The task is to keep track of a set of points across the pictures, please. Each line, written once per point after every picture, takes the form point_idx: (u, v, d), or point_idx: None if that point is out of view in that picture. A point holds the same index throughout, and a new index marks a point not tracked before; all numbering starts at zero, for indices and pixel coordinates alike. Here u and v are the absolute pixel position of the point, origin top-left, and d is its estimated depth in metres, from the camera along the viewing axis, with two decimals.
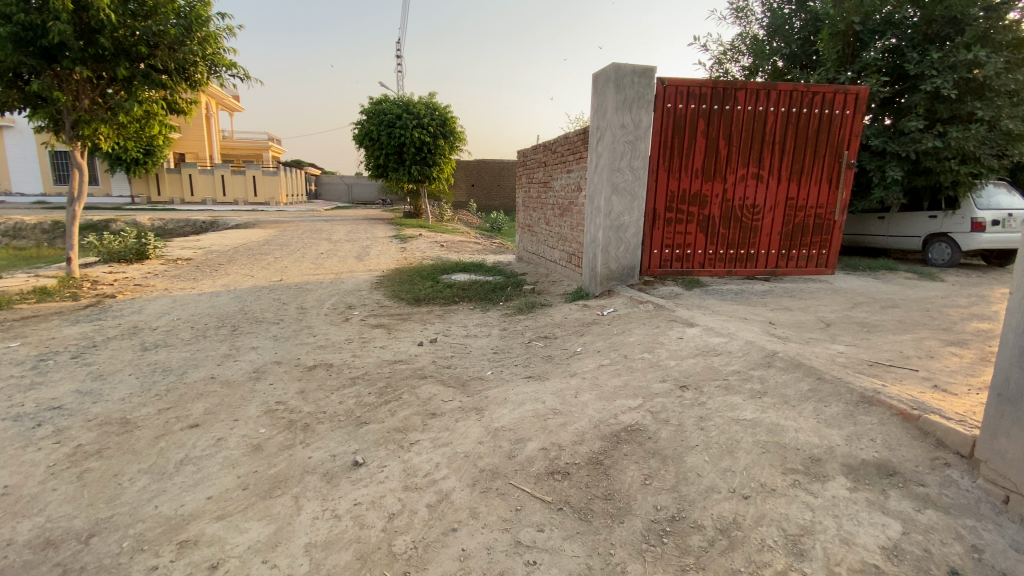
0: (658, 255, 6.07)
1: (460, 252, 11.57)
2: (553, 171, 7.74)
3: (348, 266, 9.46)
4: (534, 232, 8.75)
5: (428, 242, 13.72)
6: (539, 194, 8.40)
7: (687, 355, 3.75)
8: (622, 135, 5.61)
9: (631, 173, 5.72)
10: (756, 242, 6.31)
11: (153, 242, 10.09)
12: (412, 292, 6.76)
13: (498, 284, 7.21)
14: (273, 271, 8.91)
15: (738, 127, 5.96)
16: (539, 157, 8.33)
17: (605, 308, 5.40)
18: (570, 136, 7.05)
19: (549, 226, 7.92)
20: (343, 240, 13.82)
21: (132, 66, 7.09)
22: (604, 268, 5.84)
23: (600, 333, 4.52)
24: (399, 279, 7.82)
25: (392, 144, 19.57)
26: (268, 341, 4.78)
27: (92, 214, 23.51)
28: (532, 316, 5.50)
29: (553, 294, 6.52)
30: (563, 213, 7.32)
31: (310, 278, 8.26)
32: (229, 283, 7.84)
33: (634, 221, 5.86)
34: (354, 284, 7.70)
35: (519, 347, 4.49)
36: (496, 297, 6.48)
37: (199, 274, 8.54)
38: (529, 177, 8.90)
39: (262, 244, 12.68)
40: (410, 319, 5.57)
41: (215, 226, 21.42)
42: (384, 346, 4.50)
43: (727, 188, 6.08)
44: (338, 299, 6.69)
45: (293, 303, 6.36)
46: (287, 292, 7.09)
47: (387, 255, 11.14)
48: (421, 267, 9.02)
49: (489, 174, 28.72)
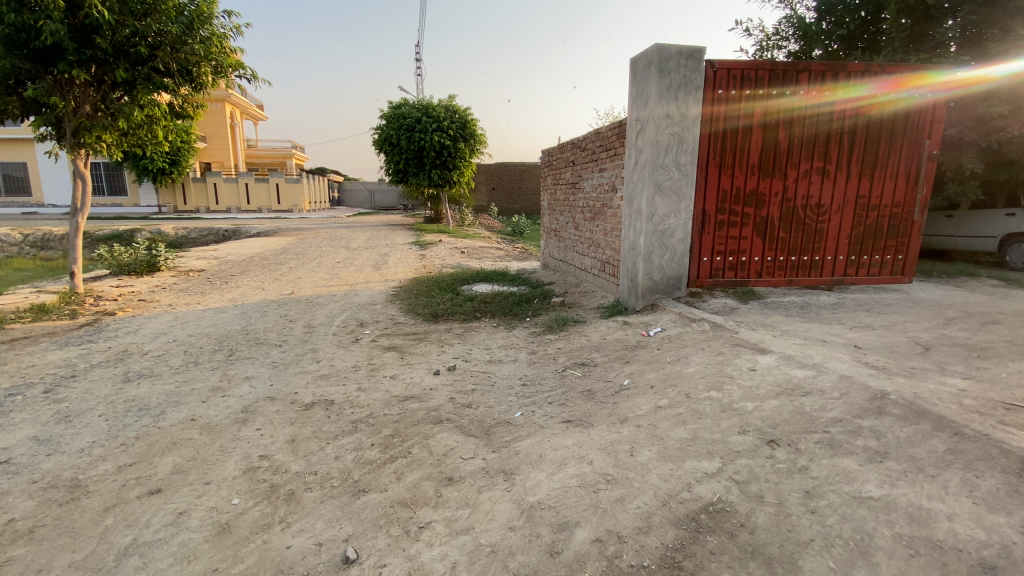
0: (708, 263, 5.32)
1: (482, 260, 10.92)
2: (582, 170, 7.04)
3: (364, 276, 8.90)
4: (561, 237, 8.05)
5: (449, 248, 13.13)
6: (567, 197, 7.71)
7: (766, 395, 3.00)
8: (666, 127, 4.88)
9: (677, 169, 4.97)
10: (821, 247, 5.50)
11: (165, 252, 9.71)
12: (430, 306, 6.13)
13: (524, 296, 6.52)
14: (285, 282, 8.40)
15: (800, 115, 5.17)
16: (567, 155, 7.63)
17: (650, 327, 4.66)
18: (602, 131, 6.34)
19: (579, 230, 7.22)
20: (361, 248, 13.34)
21: (132, 69, 6.67)
22: (646, 279, 5.11)
23: (650, 361, 3.78)
24: (416, 291, 7.20)
25: (412, 148, 19.09)
26: (265, 368, 4.19)
27: (119, 223, 23.72)
28: (564, 335, 4.80)
29: (587, 308, 5.80)
30: (594, 217, 6.61)
31: (322, 290, 7.71)
32: (237, 296, 7.35)
33: (681, 225, 5.11)
34: (369, 297, 7.12)
35: (553, 377, 3.79)
36: (521, 312, 5.79)
37: (210, 287, 8.11)
38: (555, 178, 8.21)
39: (279, 253, 12.26)
40: (426, 339, 4.93)
41: (237, 234, 21.29)
42: (395, 376, 3.86)
43: (787, 186, 5.29)
44: (349, 314, 6.11)
45: (300, 320, 5.79)
46: (296, 306, 6.54)
47: (406, 263, 10.56)
48: (440, 277, 8.38)
49: (511, 177, 28.12)
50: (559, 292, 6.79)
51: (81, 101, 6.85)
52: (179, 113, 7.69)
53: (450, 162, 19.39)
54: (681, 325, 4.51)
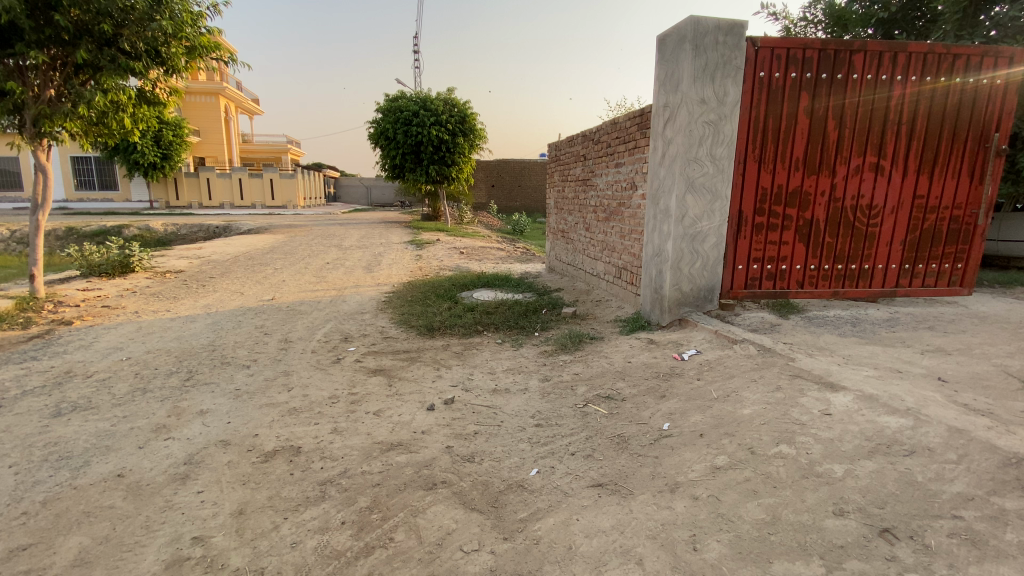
0: (744, 271, 4.65)
1: (482, 261, 10.22)
2: (595, 165, 6.33)
3: (354, 280, 8.18)
4: (570, 238, 7.36)
5: (446, 248, 12.41)
6: (576, 194, 7.02)
7: (854, 457, 2.34)
8: (700, 114, 4.19)
9: (712, 164, 4.28)
10: (870, 254, 4.83)
11: (140, 251, 8.95)
12: (425, 317, 5.42)
13: (530, 305, 5.82)
14: (266, 285, 7.67)
15: (852, 104, 4.50)
16: (577, 149, 6.92)
17: (682, 348, 3.98)
18: (619, 121, 5.64)
19: (590, 232, 6.53)
20: (354, 247, 12.60)
21: (96, 50, 5.93)
22: (674, 290, 4.43)
23: (692, 397, 3.10)
24: (409, 298, 6.50)
25: (409, 143, 18.34)
26: (225, 398, 3.50)
27: (107, 219, 22.92)
28: (581, 356, 4.11)
29: (602, 321, 5.11)
30: (609, 217, 5.91)
31: (308, 295, 7.00)
32: (212, 302, 6.62)
33: (715, 228, 4.42)
34: (357, 304, 6.41)
35: (572, 415, 3.11)
36: (528, 324, 5.09)
37: (185, 291, 7.37)
38: (563, 174, 7.53)
39: (266, 253, 11.52)
40: (420, 359, 4.22)
41: (228, 231, 20.50)
42: (380, 412, 3.17)
43: (836, 184, 4.62)
44: (334, 326, 5.39)
45: (276, 334, 5.07)
46: (275, 316, 5.82)
47: (401, 265, 9.83)
48: (437, 281, 7.65)
49: (511, 174, 27.40)
50: (568, 301, 6.09)
51: (42, 87, 6.08)
52: (151, 100, 6.93)
53: (449, 158, 18.65)
54: (719, 348, 3.83)
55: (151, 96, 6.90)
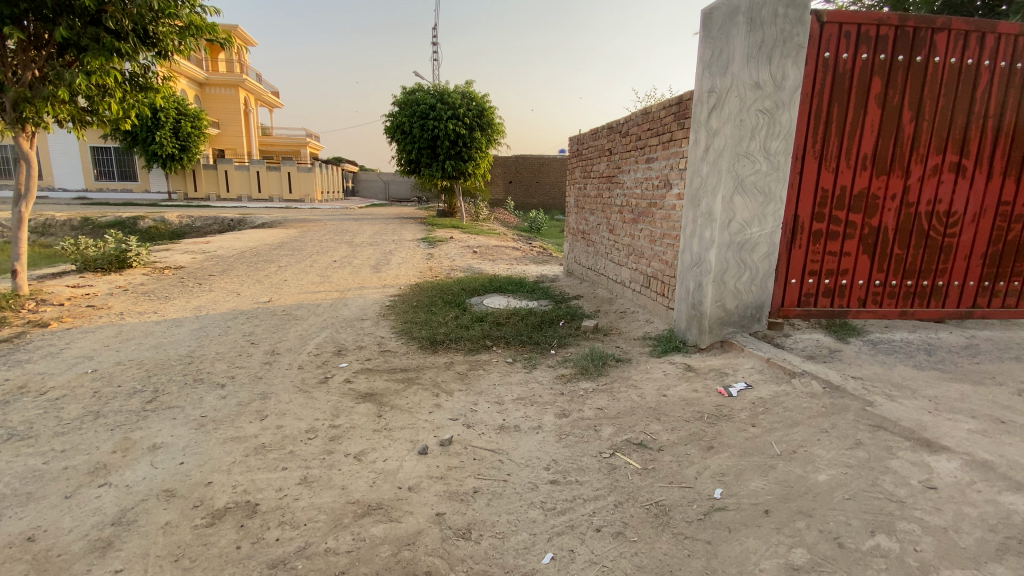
0: (796, 286, 4.01)
1: (496, 262, 9.65)
2: (622, 160, 5.70)
3: (359, 280, 7.66)
4: (591, 240, 6.75)
5: (459, 247, 11.86)
6: (599, 193, 6.41)
7: (986, 562, 1.71)
8: (753, 101, 3.55)
9: (766, 160, 3.64)
10: (948, 269, 4.10)
11: (138, 246, 8.56)
12: (428, 327, 4.86)
13: (546, 315, 5.22)
14: (265, 285, 7.20)
15: (934, 92, 3.77)
16: (602, 143, 6.28)
17: (726, 379, 3.35)
18: (651, 111, 4.99)
19: (614, 234, 5.92)
20: (365, 244, 12.14)
21: (77, 27, 5.49)
22: (716, 308, 3.81)
23: (746, 452, 2.48)
24: (414, 304, 5.95)
25: (425, 137, 17.84)
26: (186, 428, 2.98)
27: (124, 210, 22.88)
28: (604, 383, 3.51)
29: (628, 338, 4.50)
30: (638, 219, 5.28)
31: (306, 297, 6.51)
32: (204, 304, 6.15)
33: (767, 236, 3.76)
34: (357, 309, 5.89)
35: (595, 468, 2.52)
36: (544, 338, 4.49)
37: (179, 289, 6.92)
38: (586, 170, 6.91)
39: (272, 249, 11.11)
40: (418, 381, 3.67)
41: (242, 224, 20.25)
42: (362, 455, 2.62)
43: (910, 186, 3.91)
44: (328, 335, 4.87)
45: (263, 343, 4.56)
46: (266, 322, 5.32)
47: (410, 264, 9.30)
48: (446, 284, 7.08)
49: (528, 170, 26.78)
50: (589, 311, 5.49)
51: (22, 68, 5.68)
52: (142, 86, 6.47)
53: (465, 153, 18.09)
54: (773, 382, 3.19)
55: (143, 81, 6.45)
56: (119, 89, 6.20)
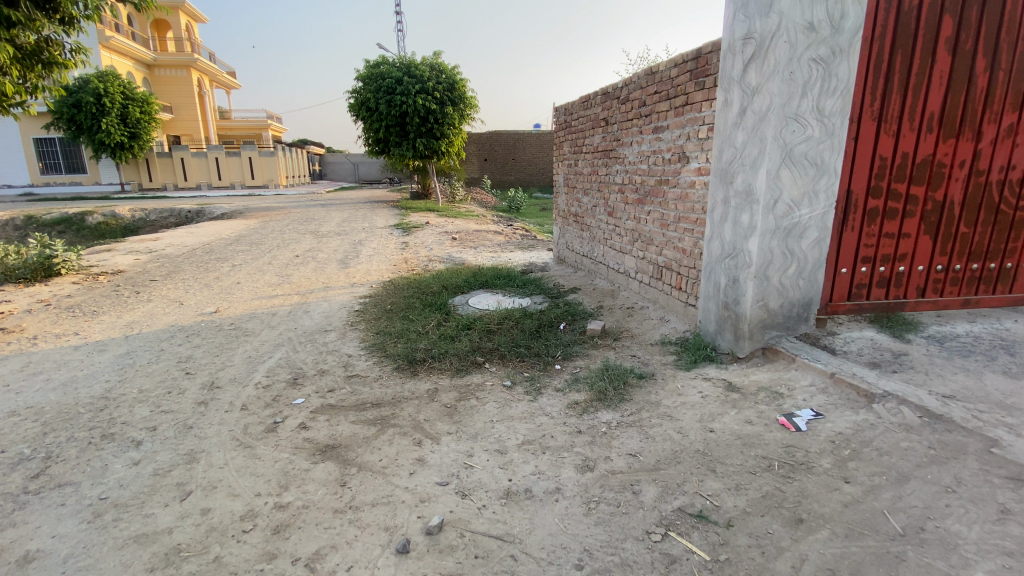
0: (847, 276, 3.33)
1: (476, 249, 8.83)
2: (621, 130, 4.91)
3: (324, 279, 6.75)
4: (586, 224, 5.97)
5: (435, 233, 10.94)
6: (593, 169, 5.62)
7: None
8: (805, 46, 2.79)
9: (819, 124, 2.91)
10: (1017, 249, 3.47)
11: (66, 249, 7.42)
12: (404, 340, 4.05)
13: (542, 316, 4.45)
14: (214, 291, 6.24)
15: (1014, 33, 3.06)
16: (596, 111, 5.45)
17: (783, 404, 2.66)
18: (659, 70, 4.19)
19: (614, 217, 5.16)
20: (332, 234, 11.14)
21: None
22: (758, 309, 3.10)
23: (853, 531, 1.81)
24: (387, 308, 5.10)
25: (393, 114, 16.63)
26: (74, 524, 2.16)
27: (71, 206, 21.13)
28: (629, 411, 2.79)
29: (644, 343, 3.79)
30: (645, 200, 4.52)
31: (262, 303, 5.61)
32: (138, 319, 5.19)
33: (818, 218, 3.05)
34: (321, 318, 5.02)
35: (646, 562, 1.80)
36: (544, 348, 3.74)
37: (111, 301, 5.90)
38: (576, 144, 6.10)
39: (228, 244, 10.03)
40: (394, 420, 2.89)
41: (201, 216, 18.82)
42: (319, 562, 1.86)
43: (981, 150, 3.23)
44: (282, 356, 4.02)
45: (201, 373, 3.70)
46: (209, 341, 4.43)
47: (382, 256, 8.40)
48: (423, 281, 6.22)
49: (503, 147, 25.78)
50: (591, 309, 4.75)
51: None
52: (46, 61, 5.15)
53: (437, 131, 17.00)
54: (848, 410, 2.53)
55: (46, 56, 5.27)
56: (15, 66, 4.89)
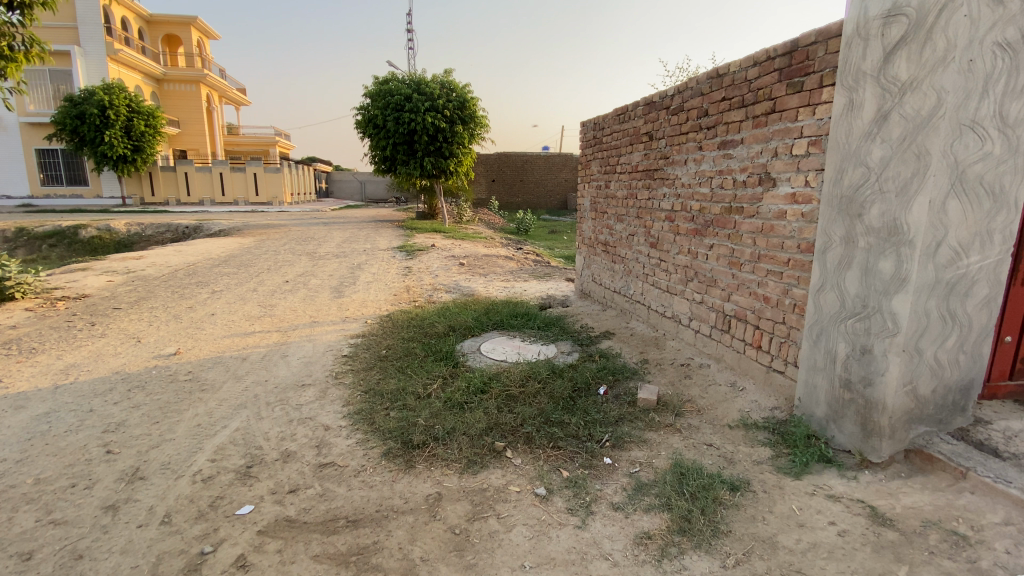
0: (1011, 346, 2.42)
1: (486, 277, 7.95)
2: (670, 146, 4.03)
3: (312, 312, 5.83)
4: (618, 256, 5.00)
5: (440, 257, 10.06)
6: (629, 192, 4.73)
7: None
8: (990, 25, 1.95)
9: (999, 136, 2.05)
10: None
11: (23, 270, 6.53)
12: (398, 409, 3.09)
13: (575, 373, 3.45)
14: (182, 325, 5.32)
15: None
16: (635, 124, 4.56)
17: (980, 560, 1.74)
18: (730, 71, 3.33)
19: (659, 249, 4.21)
20: (329, 257, 10.28)
21: None
22: (905, 395, 2.21)
23: None
24: (380, 356, 4.14)
25: (401, 132, 15.98)
26: None
27: (68, 219, 20.38)
28: (733, 559, 1.83)
29: (718, 426, 2.83)
30: (705, 231, 3.60)
31: (233, 343, 4.70)
32: (79, 362, 4.27)
33: (989, 267, 2.17)
34: (298, 367, 4.08)
35: None
36: (584, 429, 2.76)
37: (57, 335, 4.98)
38: (605, 163, 5.23)
39: (214, 266, 9.16)
40: (378, 555, 1.95)
41: (199, 232, 18.05)
42: None
43: None
44: (239, 426, 3.07)
45: (125, 455, 2.76)
46: (152, 398, 3.48)
47: (381, 284, 7.50)
48: (424, 318, 5.23)
49: (511, 168, 25.22)
50: (633, 364, 3.76)
51: None
52: None
53: (445, 149, 16.36)
54: None
55: None
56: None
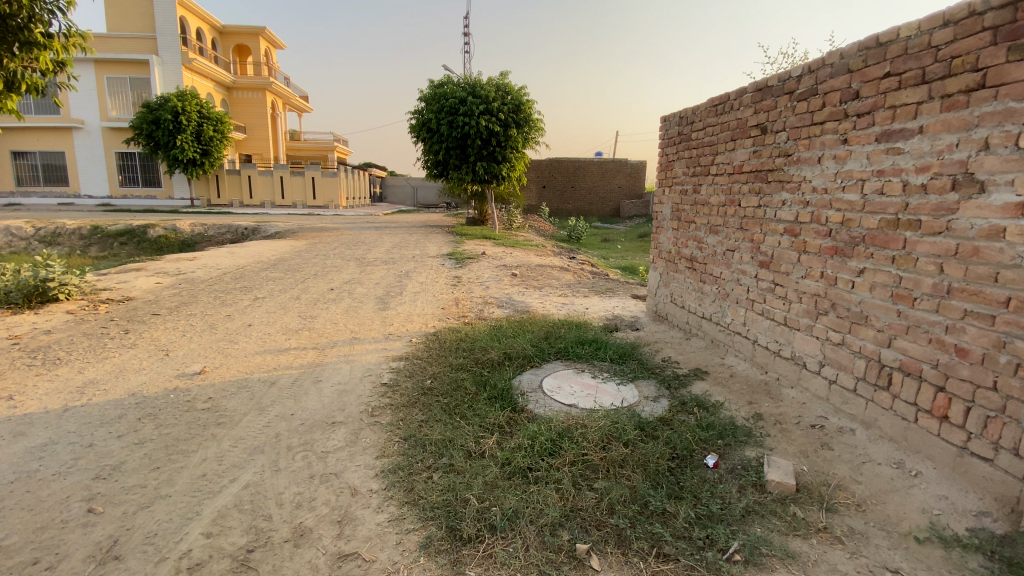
0: None
1: (541, 291, 7.22)
2: (794, 140, 3.18)
3: (352, 327, 5.28)
4: (708, 275, 4.14)
5: (491, 266, 9.41)
6: (726, 197, 3.88)
7: None
8: None
9: None
10: None
11: (70, 270, 6.34)
12: (443, 473, 2.40)
13: (671, 434, 2.64)
14: (214, 337, 4.87)
15: None
16: (739, 116, 3.72)
17: None
18: (899, 38, 2.51)
19: (773, 271, 3.36)
20: (376, 263, 9.85)
21: None
22: None
23: None
24: (423, 389, 3.46)
25: (454, 136, 15.57)
26: None
27: (140, 218, 21.24)
28: None
29: (895, 537, 1.98)
30: (852, 250, 2.76)
31: (263, 362, 4.17)
32: (98, 377, 3.84)
33: None
34: (330, 398, 3.47)
35: None
36: (700, 528, 1.98)
37: (86, 343, 4.62)
38: (694, 162, 4.39)
39: (261, 270, 8.87)
40: None
41: (257, 234, 18.30)
42: None
43: None
44: (250, 482, 2.47)
45: (107, 520, 2.17)
46: (160, 433, 2.93)
47: (429, 295, 6.91)
48: (475, 339, 4.48)
49: (564, 175, 24.47)
50: (743, 423, 2.90)
51: None
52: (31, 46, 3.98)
53: (498, 154, 15.80)
54: None
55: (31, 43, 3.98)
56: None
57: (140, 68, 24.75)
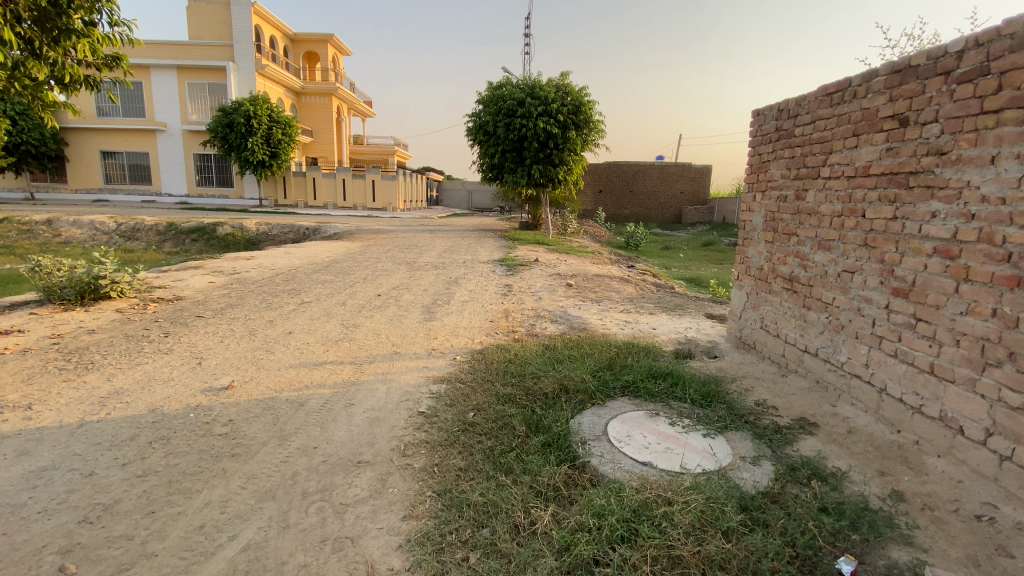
0: None
1: (601, 304, 6.58)
2: (951, 133, 2.44)
3: (395, 339, 4.86)
4: (815, 300, 3.40)
5: (545, 275, 8.82)
6: (844, 205, 3.13)
7: None
8: None
9: None
10: None
11: (125, 268, 6.36)
12: (482, 555, 1.87)
13: (785, 521, 1.98)
14: (251, 345, 4.58)
15: None
16: (865, 105, 2.98)
17: None
18: None
19: (915, 303, 2.60)
20: (426, 267, 9.54)
21: None
22: None
23: None
24: (464, 424, 2.92)
25: (511, 138, 15.16)
26: None
27: (211, 216, 22.20)
28: None
29: None
30: None
31: (295, 376, 3.81)
32: (124, 386, 3.60)
33: None
34: (359, 428, 2.99)
35: None
36: None
37: (124, 346, 4.46)
38: (797, 163, 3.65)
39: (311, 271, 8.76)
40: None
41: (316, 234, 18.64)
42: None
43: None
44: (250, 541, 2.04)
45: None
46: (167, 464, 2.57)
47: (478, 305, 6.45)
48: (527, 362, 3.91)
49: (621, 179, 23.61)
50: (879, 508, 2.18)
51: None
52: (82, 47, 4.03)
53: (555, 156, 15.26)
54: None
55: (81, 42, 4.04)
56: (15, 32, 3.63)
57: (217, 75, 26.10)
